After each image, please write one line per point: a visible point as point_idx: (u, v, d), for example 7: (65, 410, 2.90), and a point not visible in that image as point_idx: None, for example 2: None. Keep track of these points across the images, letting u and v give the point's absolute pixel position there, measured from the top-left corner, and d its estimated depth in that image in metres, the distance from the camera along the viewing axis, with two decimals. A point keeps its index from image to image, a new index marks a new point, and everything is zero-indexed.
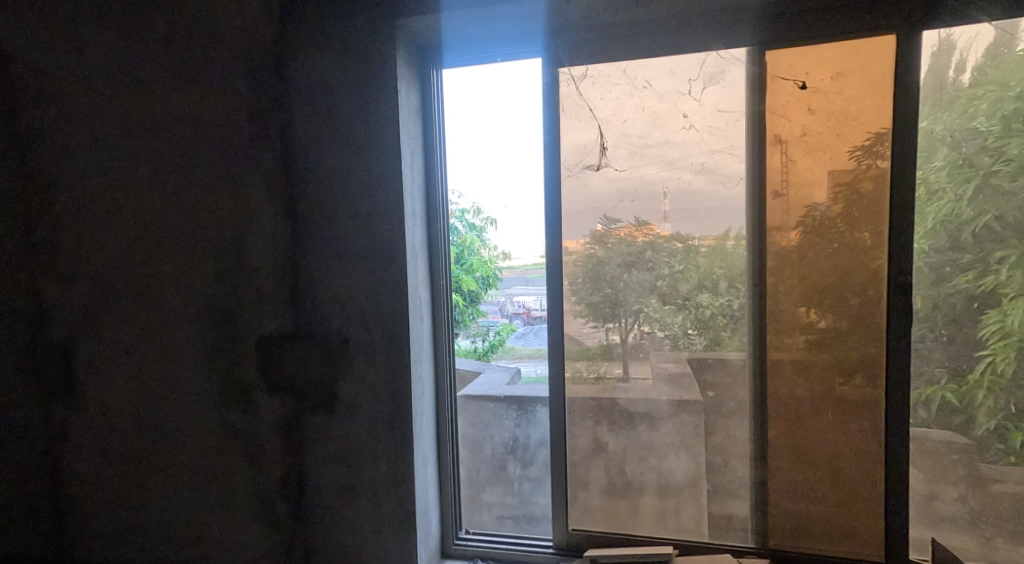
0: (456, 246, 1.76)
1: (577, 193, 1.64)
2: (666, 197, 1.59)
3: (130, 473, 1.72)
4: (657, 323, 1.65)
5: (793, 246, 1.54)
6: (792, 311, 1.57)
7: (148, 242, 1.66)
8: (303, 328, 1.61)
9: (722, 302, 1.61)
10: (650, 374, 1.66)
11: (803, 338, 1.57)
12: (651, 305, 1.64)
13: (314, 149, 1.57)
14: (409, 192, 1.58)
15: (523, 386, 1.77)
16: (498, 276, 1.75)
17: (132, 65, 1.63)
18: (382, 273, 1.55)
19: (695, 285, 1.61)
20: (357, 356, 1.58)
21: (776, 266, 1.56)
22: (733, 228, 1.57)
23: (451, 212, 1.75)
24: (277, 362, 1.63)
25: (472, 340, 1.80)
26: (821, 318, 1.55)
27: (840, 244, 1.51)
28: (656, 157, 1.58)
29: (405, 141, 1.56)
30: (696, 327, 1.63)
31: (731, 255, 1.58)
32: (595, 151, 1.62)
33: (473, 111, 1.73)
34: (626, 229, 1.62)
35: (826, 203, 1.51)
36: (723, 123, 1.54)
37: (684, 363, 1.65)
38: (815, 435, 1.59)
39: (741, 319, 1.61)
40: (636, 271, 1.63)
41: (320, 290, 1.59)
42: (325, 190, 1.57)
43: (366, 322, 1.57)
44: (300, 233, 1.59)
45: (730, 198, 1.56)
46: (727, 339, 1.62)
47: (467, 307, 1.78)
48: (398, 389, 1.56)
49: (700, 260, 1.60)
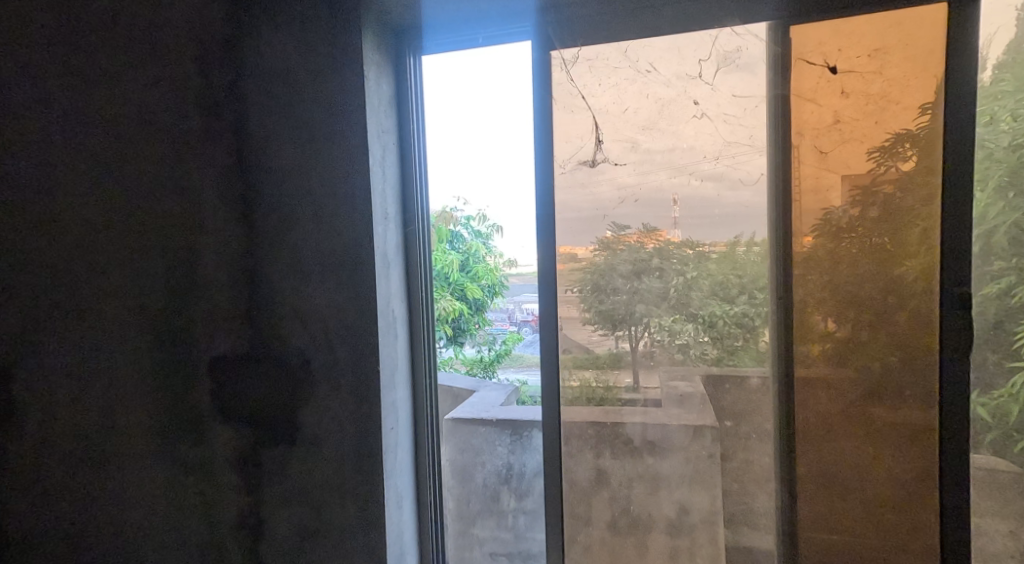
0: (460, 254, 1.69)
1: (571, 193, 1.43)
2: (676, 203, 1.38)
3: (74, 513, 1.49)
4: (668, 339, 1.44)
5: (809, 252, 1.33)
6: (819, 326, 1.35)
7: (88, 250, 1.44)
8: (263, 348, 1.41)
9: (738, 314, 1.39)
10: (660, 395, 1.45)
11: (829, 359, 1.35)
12: (662, 317, 1.43)
13: (271, 145, 1.39)
14: (378, 192, 1.38)
15: (517, 408, 1.86)
16: (505, 284, 1.65)
17: (68, 45, 1.41)
18: (349, 285, 1.36)
19: (706, 297, 1.40)
20: (322, 379, 1.38)
21: (799, 276, 1.34)
22: (745, 234, 1.36)
23: (456, 218, 1.62)
24: (234, 388, 1.43)
25: (477, 348, 1.84)
26: (851, 335, 1.34)
27: (865, 250, 1.30)
28: (663, 149, 1.37)
29: (373, 135, 1.37)
30: (711, 346, 1.42)
31: (744, 263, 1.37)
32: (590, 144, 1.41)
33: (464, 104, 1.55)
34: (636, 236, 1.41)
35: (843, 206, 1.30)
36: (739, 111, 1.33)
37: (697, 386, 1.43)
38: (851, 470, 1.37)
39: (763, 337, 1.39)
40: (644, 278, 1.42)
41: (281, 305, 1.40)
42: (283, 191, 1.38)
43: (331, 342, 1.37)
44: (259, 240, 1.40)
45: (742, 203, 1.35)
46: (746, 361, 1.41)
47: (474, 315, 1.77)
48: (367, 418, 1.36)
49: (709, 268, 1.39)
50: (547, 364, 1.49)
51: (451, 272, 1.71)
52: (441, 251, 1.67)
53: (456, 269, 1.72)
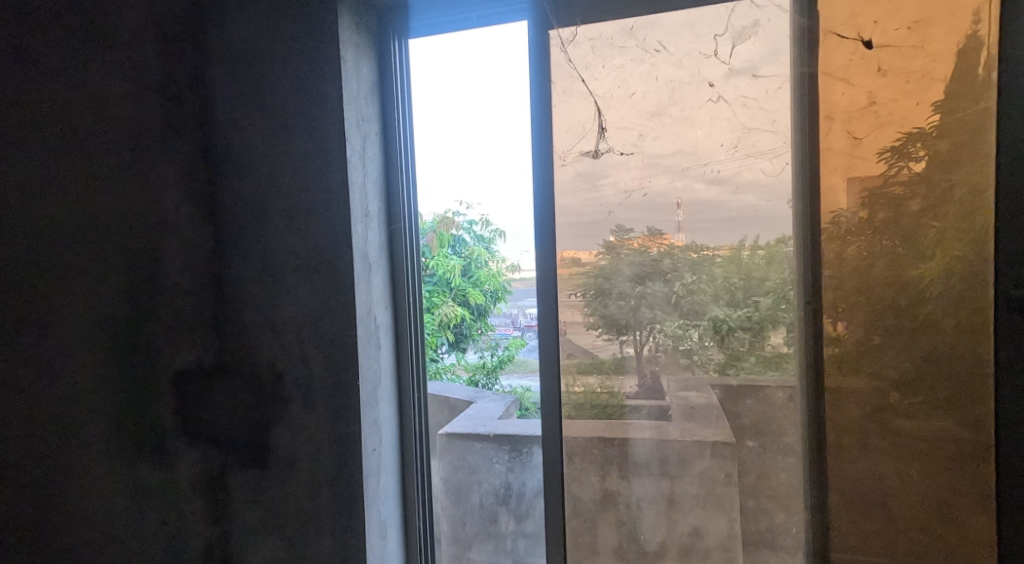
0: (462, 259, 1.77)
1: (571, 188, 1.29)
2: (679, 207, 1.24)
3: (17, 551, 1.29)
4: (672, 344, 1.29)
5: (812, 256, 1.19)
6: (826, 328, 1.20)
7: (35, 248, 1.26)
8: (234, 360, 1.28)
9: (742, 316, 1.25)
10: (670, 405, 1.30)
11: (845, 369, 1.20)
12: (670, 323, 1.29)
13: (240, 136, 1.26)
14: (357, 187, 1.24)
15: (514, 422, 1.77)
16: (508, 289, 1.79)
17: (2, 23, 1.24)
18: (325, 290, 1.22)
19: (707, 303, 1.26)
20: (296, 394, 1.25)
21: (802, 282, 1.21)
22: (751, 237, 1.22)
23: (457, 222, 1.67)
24: (200, 404, 1.29)
25: (479, 352, 1.86)
26: (877, 345, 1.18)
27: (883, 251, 1.16)
28: (673, 138, 1.23)
29: (353, 124, 1.24)
30: (717, 352, 1.27)
31: (749, 267, 1.23)
32: (593, 132, 1.27)
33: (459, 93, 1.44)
34: (641, 240, 1.27)
35: (854, 209, 1.15)
36: (760, 93, 1.18)
37: (710, 398, 1.28)
38: (886, 498, 1.20)
39: (777, 341, 1.24)
40: (648, 283, 1.28)
41: (251, 313, 1.27)
42: (254, 187, 1.26)
43: (306, 355, 1.24)
44: (226, 240, 1.28)
45: (749, 204, 1.21)
46: (761, 373, 1.25)
47: (476, 320, 1.83)
48: (346, 438, 1.22)
49: (712, 272, 1.24)
50: (546, 375, 1.36)
51: (453, 278, 1.79)
52: (442, 256, 1.72)
53: (459, 274, 1.78)
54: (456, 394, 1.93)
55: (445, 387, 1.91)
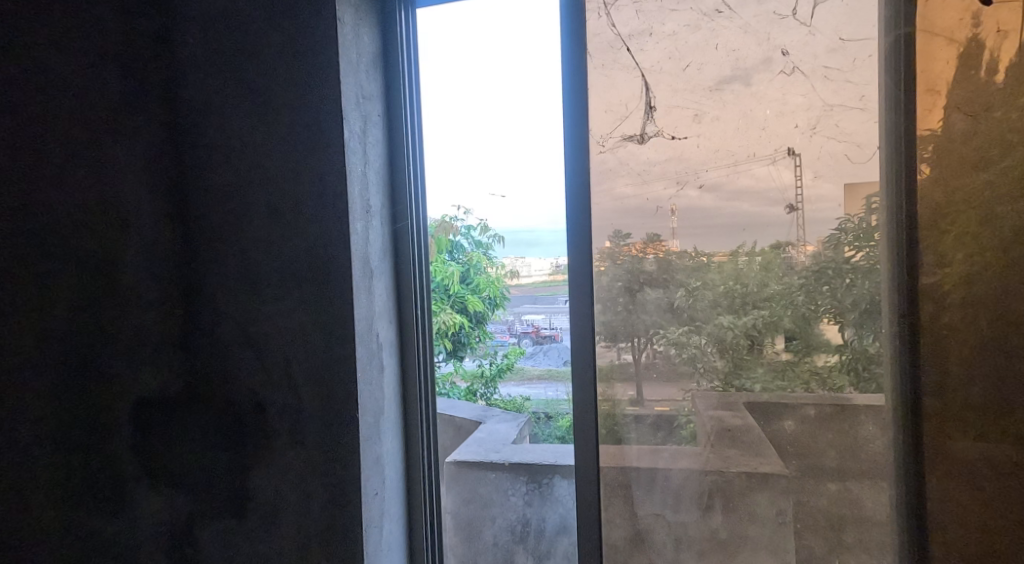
0: (461, 265, 1.35)
1: (610, 179, 1.09)
2: (673, 213, 1.06)
3: None
4: (674, 353, 1.09)
5: (810, 265, 1.02)
6: (826, 334, 1.02)
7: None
8: (210, 386, 1.07)
9: (744, 324, 1.05)
10: (679, 416, 1.09)
11: (855, 385, 1.02)
12: (672, 329, 1.09)
13: (215, 115, 1.05)
14: (356, 176, 1.03)
15: (534, 449, 1.45)
16: (508, 294, 1.33)
17: None
18: (317, 300, 1.01)
19: (705, 312, 1.07)
20: (280, 427, 1.03)
21: (807, 288, 1.02)
22: (748, 243, 1.04)
23: (454, 227, 1.31)
24: (171, 439, 1.09)
25: (479, 364, 1.40)
26: (920, 362, 0.98)
27: (906, 251, 0.98)
28: (735, 118, 1.03)
29: (352, 100, 1.03)
30: (718, 360, 1.07)
31: (747, 278, 1.04)
32: (639, 112, 1.06)
33: (480, 67, 1.23)
34: (638, 246, 1.08)
35: (863, 214, 0.99)
36: (845, 62, 0.98)
37: (748, 420, 1.07)
38: (981, 554, 0.97)
39: (777, 348, 1.04)
40: (647, 289, 1.09)
41: (228, 329, 1.06)
42: (232, 176, 1.05)
43: (294, 379, 1.02)
44: (196, 241, 1.07)
45: (742, 211, 1.04)
46: (770, 387, 1.05)
47: (473, 329, 1.37)
48: (340, 481, 1.00)
49: (710, 282, 1.06)
50: (580, 404, 1.13)
51: (450, 285, 1.36)
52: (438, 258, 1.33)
53: (455, 280, 1.36)
54: (461, 412, 1.50)
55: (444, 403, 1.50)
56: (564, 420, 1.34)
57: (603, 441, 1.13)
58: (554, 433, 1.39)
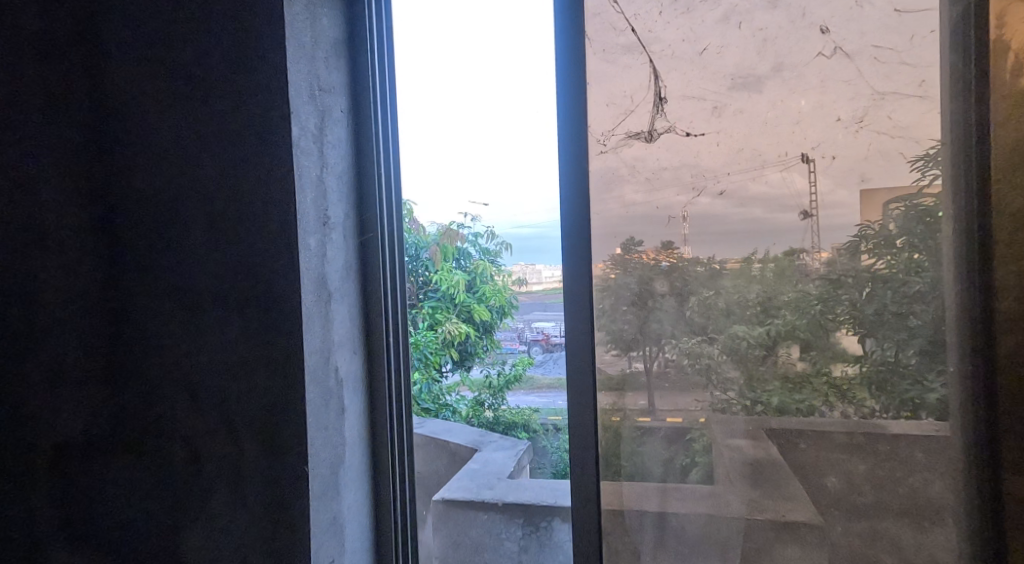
0: (468, 274, 1.25)
1: (617, 185, 0.91)
2: (685, 220, 0.89)
3: None
4: (686, 363, 0.91)
5: (827, 275, 0.85)
6: (842, 344, 0.85)
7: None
8: (144, 425, 0.90)
9: (762, 333, 0.87)
10: (693, 431, 0.91)
11: (880, 398, 0.84)
12: (686, 339, 0.90)
13: (146, 109, 0.89)
14: (308, 183, 0.86)
15: (532, 489, 1.26)
16: (515, 303, 1.18)
17: None
18: (264, 330, 0.85)
19: (716, 321, 0.89)
20: (218, 479, 0.87)
21: (824, 298, 0.85)
22: (761, 251, 0.87)
23: (457, 237, 1.21)
24: (96, 487, 0.91)
25: (485, 374, 1.27)
26: (966, 391, 0.81)
27: (958, 255, 0.81)
28: (764, 110, 0.85)
29: (303, 92, 0.86)
30: (735, 374, 0.89)
31: (778, 285, 0.87)
32: (647, 105, 0.89)
33: (470, 59, 1.11)
34: (649, 255, 0.90)
35: (883, 219, 0.83)
36: (900, 40, 0.81)
37: (771, 453, 0.88)
38: None
39: (791, 358, 0.87)
40: (657, 293, 0.91)
41: (160, 361, 0.89)
42: (165, 180, 0.89)
43: (235, 422, 0.87)
44: (127, 259, 0.91)
45: (745, 220, 0.87)
46: (786, 403, 0.88)
47: (481, 339, 1.26)
48: (291, 548, 0.84)
49: (726, 294, 0.88)
50: (580, 453, 0.94)
51: (456, 293, 1.25)
52: (445, 269, 1.24)
53: (461, 289, 1.25)
54: (457, 436, 1.34)
55: (440, 428, 1.33)
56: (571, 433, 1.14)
57: (603, 478, 0.94)
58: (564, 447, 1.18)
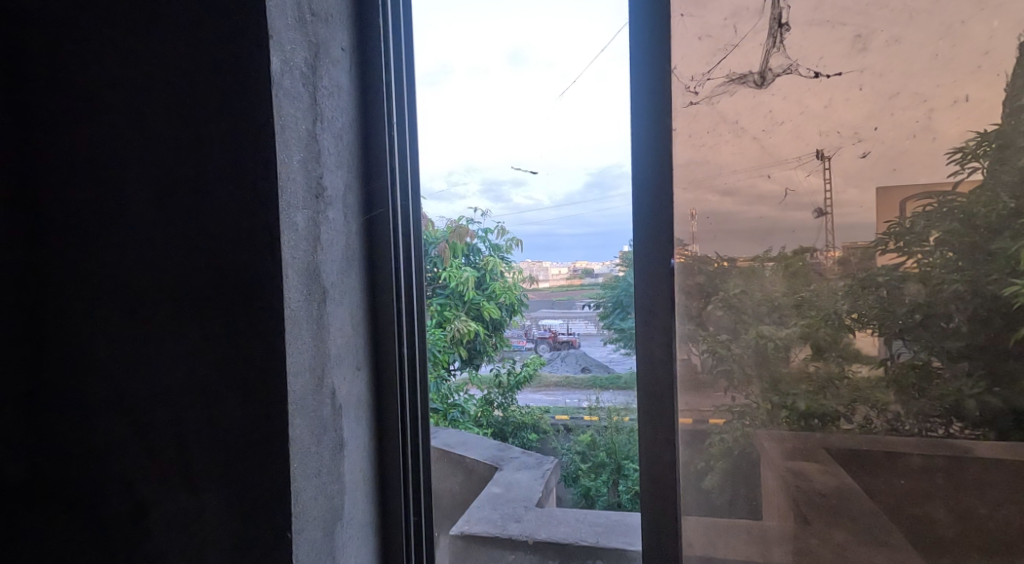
0: (476, 270, 1.18)
1: (718, 145, 0.67)
2: (694, 217, 0.67)
3: None
4: (722, 369, 0.69)
5: (839, 278, 0.66)
6: (857, 345, 0.67)
7: None
8: (79, 465, 0.70)
9: (787, 333, 0.68)
10: (716, 435, 0.69)
11: (906, 400, 0.66)
12: (716, 344, 0.69)
13: (77, 44, 0.67)
14: (293, 137, 0.63)
15: (566, 525, 1.07)
16: (527, 301, 1.04)
17: None
18: (233, 336, 0.62)
19: (738, 322, 0.68)
20: (172, 525, 0.66)
21: (849, 300, 0.66)
22: (772, 251, 0.68)
23: (469, 231, 1.11)
24: (24, 541, 0.73)
25: (495, 372, 1.12)
26: (1005, 386, 0.63)
27: None
28: (938, 36, 0.62)
29: (289, 14, 0.63)
30: (752, 377, 0.69)
31: (788, 288, 0.68)
32: (759, 39, 0.65)
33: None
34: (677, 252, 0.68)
35: (907, 218, 0.65)
36: None
37: (855, 484, 0.67)
38: None
39: (802, 360, 0.68)
40: (766, 273, 0.68)
41: (97, 379, 0.68)
42: (96, 138, 0.67)
43: (196, 454, 0.65)
44: (55, 239, 0.69)
45: (755, 217, 0.68)
46: (812, 406, 0.68)
47: (490, 339, 1.17)
48: None
49: (750, 291, 0.68)
50: (655, 500, 0.69)
51: (466, 291, 1.18)
52: (456, 266, 1.15)
53: (471, 286, 1.19)
54: (474, 452, 1.24)
55: (455, 440, 1.19)
56: (585, 435, 0.95)
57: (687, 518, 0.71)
58: (575, 449, 0.99)
